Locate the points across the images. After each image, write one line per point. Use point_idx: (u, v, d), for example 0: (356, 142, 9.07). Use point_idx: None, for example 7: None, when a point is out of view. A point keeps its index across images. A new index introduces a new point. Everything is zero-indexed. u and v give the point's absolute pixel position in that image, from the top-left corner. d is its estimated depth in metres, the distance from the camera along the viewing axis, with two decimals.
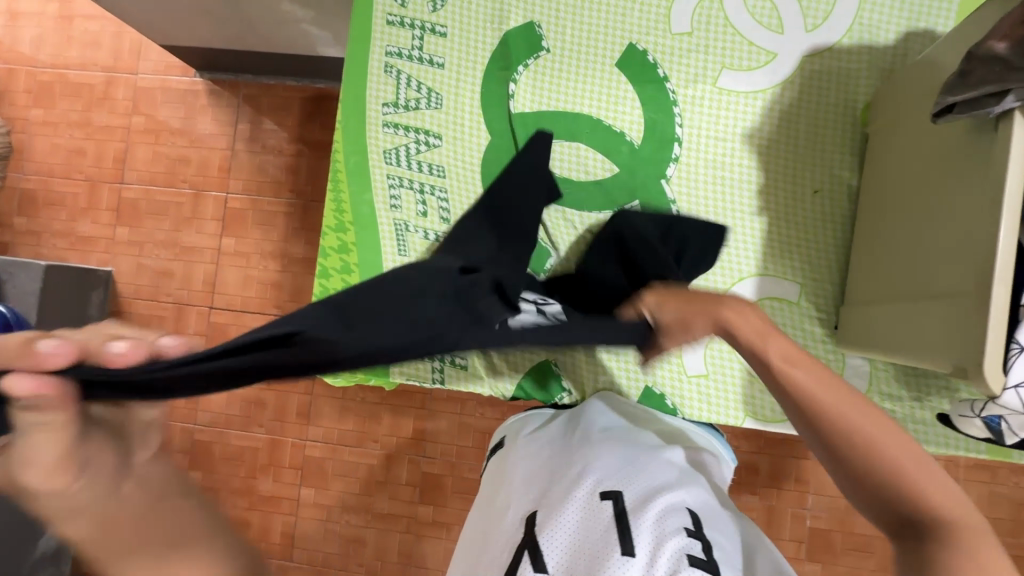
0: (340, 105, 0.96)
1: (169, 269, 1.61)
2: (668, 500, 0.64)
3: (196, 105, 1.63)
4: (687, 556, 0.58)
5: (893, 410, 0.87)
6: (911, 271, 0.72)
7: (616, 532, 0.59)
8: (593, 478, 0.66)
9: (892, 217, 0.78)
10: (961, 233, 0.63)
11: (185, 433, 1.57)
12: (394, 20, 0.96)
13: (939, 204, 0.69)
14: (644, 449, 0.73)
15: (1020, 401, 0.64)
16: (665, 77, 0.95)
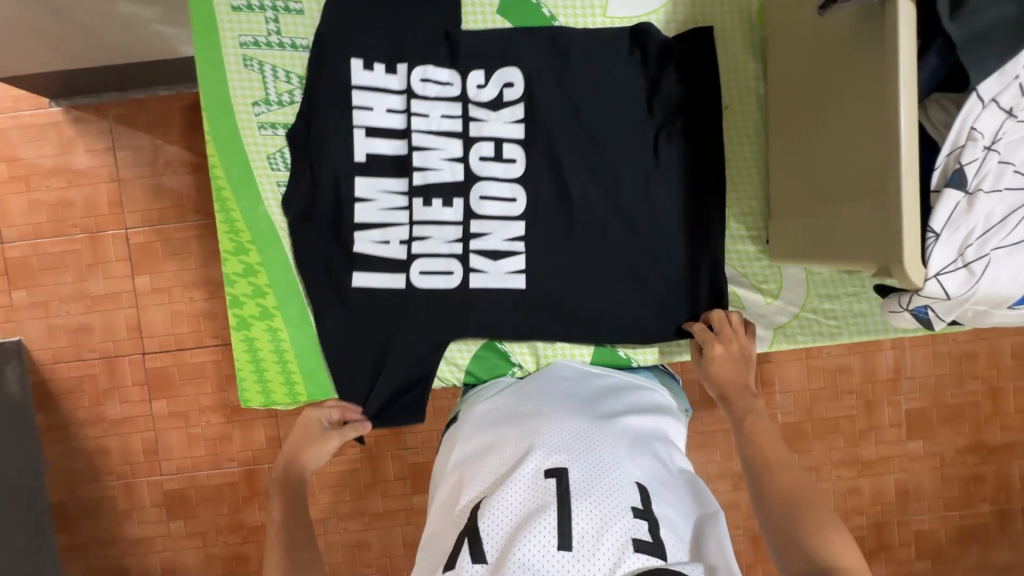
0: (205, 112, 0.91)
1: (85, 323, 1.47)
2: (611, 481, 0.64)
3: (63, 138, 1.45)
4: (630, 540, 0.58)
5: (832, 309, 0.92)
6: (832, 170, 0.70)
7: (558, 513, 0.59)
8: (540, 459, 0.65)
9: (805, 119, 0.76)
10: (870, 123, 0.62)
11: (154, 487, 1.49)
12: (241, 6, 0.90)
13: (844, 105, 0.67)
14: (595, 422, 0.72)
15: (943, 289, 0.63)
16: (552, 15, 0.92)
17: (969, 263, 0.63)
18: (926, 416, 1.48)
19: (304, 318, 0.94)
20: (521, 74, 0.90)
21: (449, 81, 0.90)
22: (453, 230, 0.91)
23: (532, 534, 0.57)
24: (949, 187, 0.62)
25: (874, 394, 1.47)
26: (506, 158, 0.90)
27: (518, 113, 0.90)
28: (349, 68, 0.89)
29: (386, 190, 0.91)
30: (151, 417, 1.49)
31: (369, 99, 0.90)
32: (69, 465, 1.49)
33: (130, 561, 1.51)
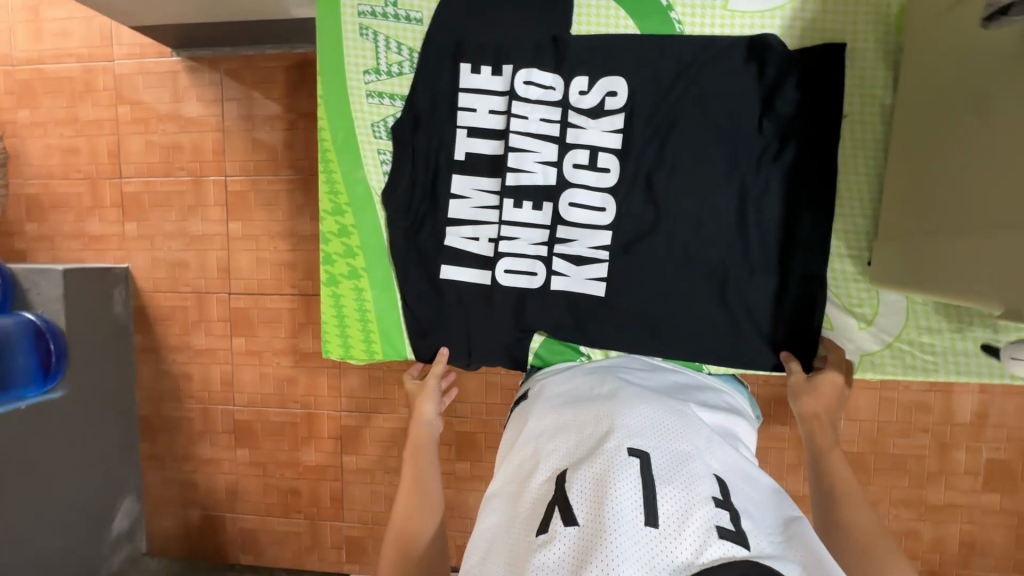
0: (319, 78, 0.95)
1: (183, 260, 1.61)
2: (696, 466, 0.60)
3: (180, 87, 1.57)
4: (716, 526, 0.53)
5: (931, 343, 0.87)
6: (965, 198, 0.65)
7: (641, 490, 0.55)
8: (622, 435, 0.62)
9: (942, 137, 0.70)
10: (1022, 154, 0.56)
11: (227, 415, 1.64)
12: None
13: (999, 122, 0.60)
14: (675, 408, 0.69)
15: None
16: (668, 5, 0.88)
17: None
18: (1009, 469, 1.36)
19: (388, 282, 0.99)
20: (625, 85, 0.88)
21: (552, 86, 0.90)
22: (540, 233, 0.93)
23: (620, 506, 0.54)
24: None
25: (952, 437, 1.37)
26: (599, 167, 0.90)
27: (618, 124, 0.89)
28: (459, 71, 0.92)
29: (479, 189, 0.94)
30: (230, 352, 1.62)
31: (474, 101, 0.92)
32: (157, 384, 1.66)
33: (200, 477, 1.67)
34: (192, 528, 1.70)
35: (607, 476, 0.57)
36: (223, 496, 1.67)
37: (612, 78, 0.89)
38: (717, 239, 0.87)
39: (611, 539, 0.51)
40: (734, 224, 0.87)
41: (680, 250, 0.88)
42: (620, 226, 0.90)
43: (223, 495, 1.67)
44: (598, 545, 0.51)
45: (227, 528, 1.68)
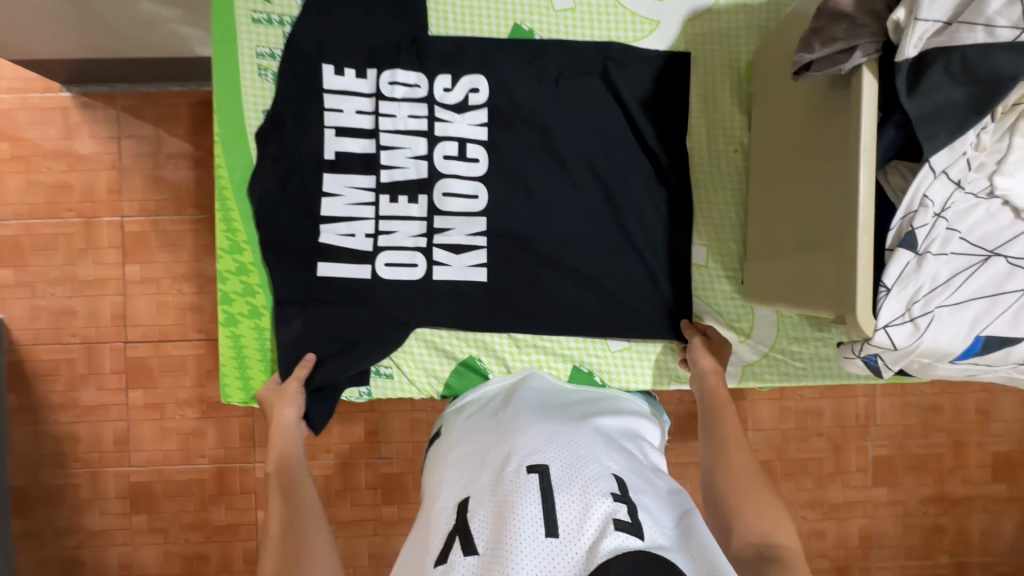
0: (216, 115, 0.96)
1: (70, 307, 1.47)
2: (594, 468, 0.63)
3: (69, 123, 1.47)
4: (612, 520, 0.56)
5: (800, 351, 0.97)
6: (796, 221, 0.76)
7: (540, 504, 0.56)
8: (521, 453, 0.63)
9: (779, 167, 0.82)
10: (829, 183, 0.68)
11: (120, 478, 1.47)
12: (261, 18, 0.96)
13: (813, 159, 0.72)
14: (574, 421, 0.72)
15: (890, 340, 0.67)
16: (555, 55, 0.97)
17: (914, 317, 0.67)
18: (892, 464, 1.51)
19: None
20: (486, 83, 0.96)
21: (416, 84, 0.96)
22: (418, 225, 0.97)
23: (517, 521, 0.55)
24: (902, 247, 0.64)
25: (843, 439, 1.50)
26: (469, 158, 0.97)
27: (482, 118, 0.97)
28: (321, 75, 0.95)
29: (352, 186, 0.97)
30: (125, 407, 1.47)
31: (339, 102, 0.96)
32: (35, 448, 1.47)
33: (86, 552, 1.48)
34: None
35: (505, 497, 0.58)
36: (115, 572, 1.48)
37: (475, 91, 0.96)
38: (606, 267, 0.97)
39: (507, 559, 0.52)
40: (626, 246, 0.97)
41: (574, 275, 0.97)
42: (494, 215, 0.97)
43: (115, 571, 1.48)
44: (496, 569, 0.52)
45: None
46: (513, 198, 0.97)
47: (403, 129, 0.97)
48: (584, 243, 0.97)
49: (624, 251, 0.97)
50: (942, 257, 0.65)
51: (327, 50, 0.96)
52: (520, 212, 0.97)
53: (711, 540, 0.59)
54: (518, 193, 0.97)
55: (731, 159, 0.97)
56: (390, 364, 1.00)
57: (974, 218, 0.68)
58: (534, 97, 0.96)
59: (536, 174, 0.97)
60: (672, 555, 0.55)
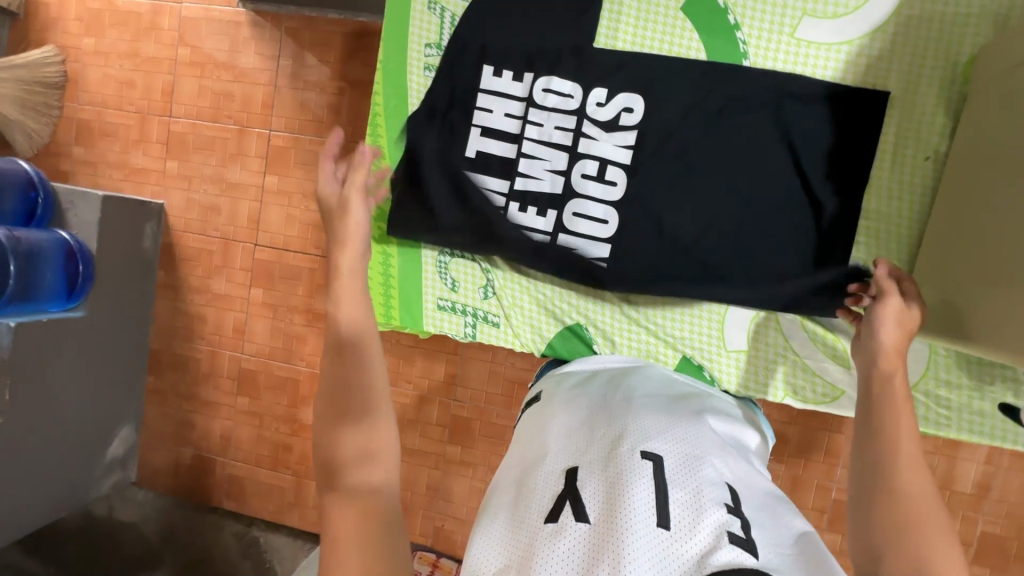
0: (383, 44, 0.99)
1: (216, 205, 1.65)
2: (708, 474, 0.60)
3: (240, 38, 1.61)
4: (727, 527, 0.54)
5: (949, 398, 0.87)
6: (1008, 258, 0.66)
7: (652, 494, 0.55)
8: (632, 440, 0.62)
9: (995, 193, 0.71)
10: None
11: (233, 362, 1.67)
12: None
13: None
14: (688, 418, 0.69)
15: None
16: (735, 24, 0.88)
17: None
18: (1003, 545, 1.33)
19: (417, 257, 1.03)
20: (642, 104, 0.90)
21: (570, 94, 0.92)
22: (540, 239, 0.96)
23: (630, 505, 0.54)
24: None
25: (949, 503, 1.34)
26: (606, 180, 0.92)
27: (629, 140, 0.91)
28: (479, 75, 0.95)
29: (486, 187, 0.96)
30: (246, 301, 1.65)
31: (491, 102, 0.95)
32: (172, 321, 1.70)
33: (197, 417, 1.71)
34: (183, 466, 1.74)
35: (618, 478, 0.57)
36: (216, 439, 1.70)
37: (630, 102, 0.90)
38: (744, 269, 0.89)
39: (616, 536, 0.52)
40: (771, 250, 0.88)
41: (705, 275, 0.90)
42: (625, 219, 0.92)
43: (216, 438, 1.70)
44: (605, 543, 0.51)
45: (216, 472, 1.71)
46: (654, 186, 0.90)
47: (546, 142, 0.94)
48: (725, 241, 0.89)
49: (762, 295, 0.89)
50: None
51: (490, 48, 0.95)
52: (652, 240, 0.91)
53: (833, 563, 0.54)
54: (658, 192, 0.90)
55: (918, 168, 0.85)
56: (498, 313, 1.02)
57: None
58: (694, 126, 0.88)
59: (682, 199, 0.89)
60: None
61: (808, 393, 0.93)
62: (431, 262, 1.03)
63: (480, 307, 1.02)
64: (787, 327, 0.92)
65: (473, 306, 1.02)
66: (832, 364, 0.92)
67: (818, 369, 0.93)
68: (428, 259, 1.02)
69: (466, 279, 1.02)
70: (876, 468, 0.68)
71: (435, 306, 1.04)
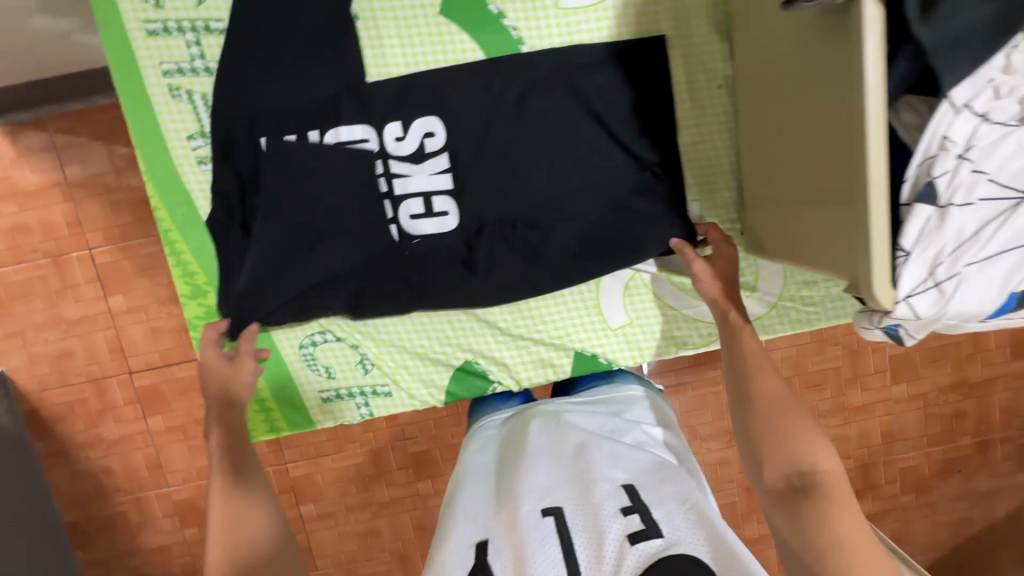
0: (139, 150, 0.90)
1: (66, 349, 1.44)
2: (602, 488, 0.65)
3: (5, 160, 1.37)
4: (627, 535, 0.58)
5: (811, 296, 0.94)
6: (807, 175, 0.70)
7: (556, 546, 0.59)
8: (528, 497, 0.66)
9: (779, 110, 0.75)
10: (843, 132, 0.61)
11: (163, 499, 1.53)
12: (156, 28, 0.85)
13: (814, 110, 0.66)
14: (580, 441, 0.74)
15: (912, 310, 0.61)
16: (499, 12, 0.85)
17: (940, 282, 0.60)
18: (910, 359, 1.51)
19: (280, 359, 0.99)
20: (442, 124, 0.87)
21: (365, 137, 0.88)
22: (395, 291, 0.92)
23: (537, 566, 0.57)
24: (920, 202, 0.59)
25: (859, 344, 1.50)
26: (437, 211, 0.90)
27: (443, 163, 0.89)
28: (258, 151, 0.88)
29: (323, 264, 0.89)
30: (148, 434, 1.49)
31: (293, 174, 0.86)
32: (76, 486, 1.51)
33: (152, 568, 1.56)
34: None
35: (521, 542, 0.60)
36: None
37: (426, 123, 0.87)
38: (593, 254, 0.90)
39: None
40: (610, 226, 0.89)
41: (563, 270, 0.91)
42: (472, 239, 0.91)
43: None
44: None
45: None
46: (484, 201, 0.89)
47: (358, 196, 0.88)
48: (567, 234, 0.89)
49: (619, 267, 0.90)
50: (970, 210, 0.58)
51: (259, 118, 0.86)
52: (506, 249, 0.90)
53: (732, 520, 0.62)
54: (492, 205, 0.89)
55: (714, 97, 0.88)
56: (385, 382, 1.01)
57: (1005, 154, 0.58)
58: (503, 127, 0.87)
59: (515, 200, 0.89)
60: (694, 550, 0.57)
61: (694, 339, 1.00)
62: (295, 359, 0.99)
63: (365, 384, 1.01)
64: (654, 289, 0.97)
65: (358, 385, 1.01)
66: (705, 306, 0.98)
67: (696, 314, 0.98)
68: (292, 357, 0.99)
69: (339, 364, 1.00)
70: (750, 404, 0.78)
71: (320, 400, 1.02)
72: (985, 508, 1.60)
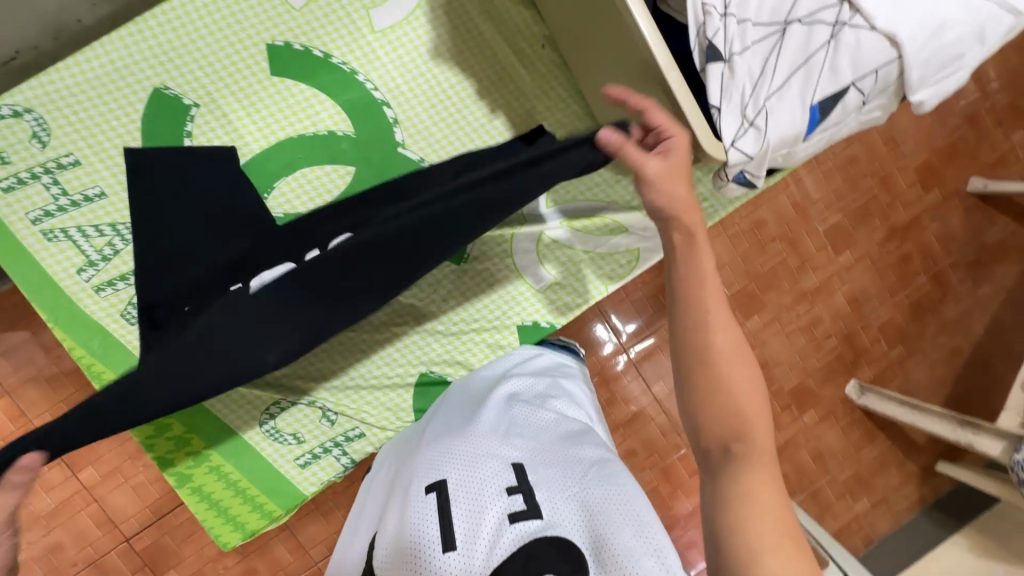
0: (33, 303, 0.87)
1: (53, 543, 1.37)
2: (491, 466, 0.67)
3: None
4: (506, 516, 0.62)
5: (701, 193, 1.04)
6: (630, 88, 0.80)
7: (437, 524, 0.63)
8: (420, 476, 0.69)
9: (587, 46, 0.86)
10: (630, 44, 0.71)
11: None
12: (8, 183, 0.85)
13: (613, 31, 0.74)
14: (475, 417, 0.75)
15: (741, 154, 0.68)
16: (325, 55, 0.94)
17: (752, 121, 0.68)
18: (842, 227, 1.60)
19: (246, 446, 0.96)
20: None
21: None
22: None
23: (419, 546, 0.63)
24: (710, 63, 0.67)
25: (793, 232, 1.58)
26: None
27: None
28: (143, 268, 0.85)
29: None
30: None
31: None
32: None
33: None
34: None
35: (409, 524, 0.65)
36: None
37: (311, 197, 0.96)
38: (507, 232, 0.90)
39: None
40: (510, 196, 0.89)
41: None
42: None
43: None
44: None
45: None
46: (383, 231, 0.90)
47: None
48: None
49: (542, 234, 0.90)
50: (748, 55, 0.67)
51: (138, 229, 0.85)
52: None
53: (623, 485, 0.66)
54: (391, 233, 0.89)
55: (542, 58, 1.00)
56: (355, 425, 1.00)
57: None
58: None
59: None
60: (567, 527, 0.63)
61: (617, 271, 1.05)
62: (259, 437, 0.96)
63: (336, 435, 0.99)
64: (566, 239, 1.03)
65: (330, 438, 0.99)
66: (617, 236, 1.03)
67: (611, 247, 1.04)
68: (255, 437, 0.96)
69: (304, 426, 0.98)
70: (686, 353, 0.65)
71: (299, 467, 0.99)
72: (967, 332, 1.67)
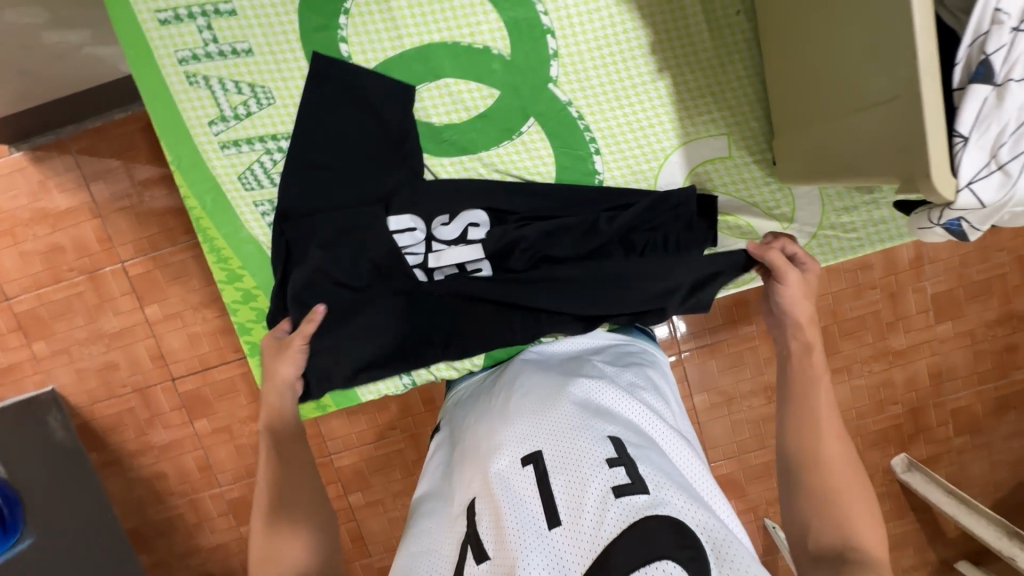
0: (164, 143, 0.92)
1: (110, 361, 1.48)
2: (587, 439, 0.66)
3: (35, 184, 1.40)
4: (612, 488, 0.60)
5: (851, 221, 0.99)
6: (839, 82, 0.71)
7: (539, 494, 0.63)
8: (512, 444, 0.69)
9: (800, 24, 0.77)
10: (874, 28, 0.62)
11: (217, 498, 1.56)
12: (168, 17, 0.87)
13: (845, 13, 0.66)
14: (564, 390, 0.75)
15: (976, 198, 0.62)
16: None
17: (1003, 164, 0.61)
18: (954, 297, 1.46)
19: None
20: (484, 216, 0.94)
21: (413, 225, 0.92)
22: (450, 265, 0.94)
23: (519, 515, 0.61)
24: (976, 82, 0.59)
25: (898, 285, 1.45)
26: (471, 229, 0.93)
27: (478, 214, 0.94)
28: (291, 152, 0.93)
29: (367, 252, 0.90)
30: (196, 437, 1.52)
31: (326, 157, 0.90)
32: (132, 493, 1.54)
33: (212, 566, 1.60)
34: None
35: (505, 492, 0.63)
36: None
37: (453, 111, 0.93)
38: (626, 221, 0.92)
39: (515, 549, 0.58)
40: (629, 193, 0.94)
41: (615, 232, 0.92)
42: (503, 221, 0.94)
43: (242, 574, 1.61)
44: (507, 560, 0.58)
45: None
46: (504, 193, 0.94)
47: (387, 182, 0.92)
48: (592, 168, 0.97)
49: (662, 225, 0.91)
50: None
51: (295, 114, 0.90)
52: (551, 242, 0.92)
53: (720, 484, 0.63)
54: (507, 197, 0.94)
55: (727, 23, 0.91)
56: None
57: None
58: None
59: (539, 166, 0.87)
60: (676, 509, 0.60)
61: None
62: None
63: None
64: None
65: None
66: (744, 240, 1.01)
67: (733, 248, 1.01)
68: None
69: None
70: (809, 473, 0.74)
71: None
72: None
